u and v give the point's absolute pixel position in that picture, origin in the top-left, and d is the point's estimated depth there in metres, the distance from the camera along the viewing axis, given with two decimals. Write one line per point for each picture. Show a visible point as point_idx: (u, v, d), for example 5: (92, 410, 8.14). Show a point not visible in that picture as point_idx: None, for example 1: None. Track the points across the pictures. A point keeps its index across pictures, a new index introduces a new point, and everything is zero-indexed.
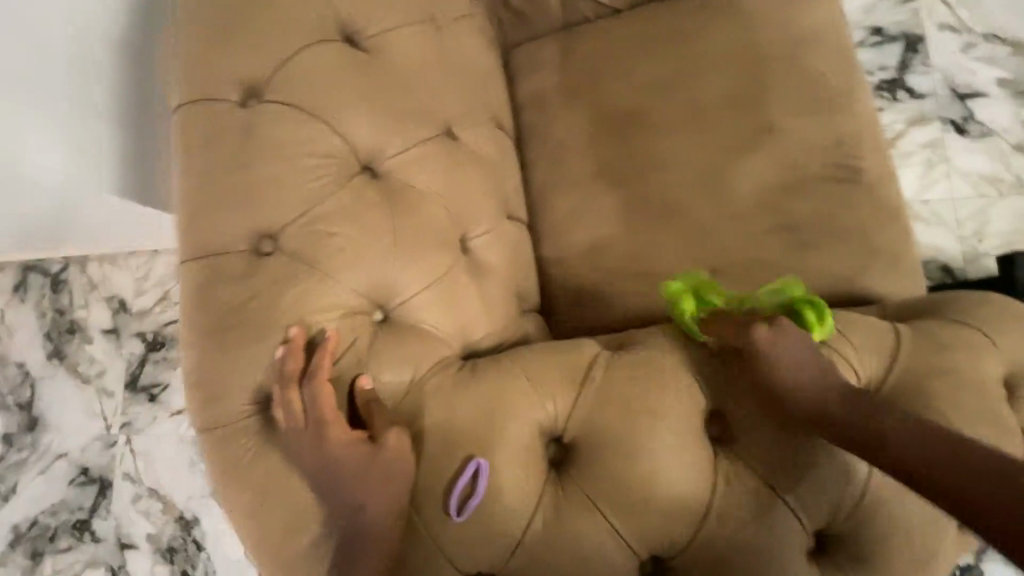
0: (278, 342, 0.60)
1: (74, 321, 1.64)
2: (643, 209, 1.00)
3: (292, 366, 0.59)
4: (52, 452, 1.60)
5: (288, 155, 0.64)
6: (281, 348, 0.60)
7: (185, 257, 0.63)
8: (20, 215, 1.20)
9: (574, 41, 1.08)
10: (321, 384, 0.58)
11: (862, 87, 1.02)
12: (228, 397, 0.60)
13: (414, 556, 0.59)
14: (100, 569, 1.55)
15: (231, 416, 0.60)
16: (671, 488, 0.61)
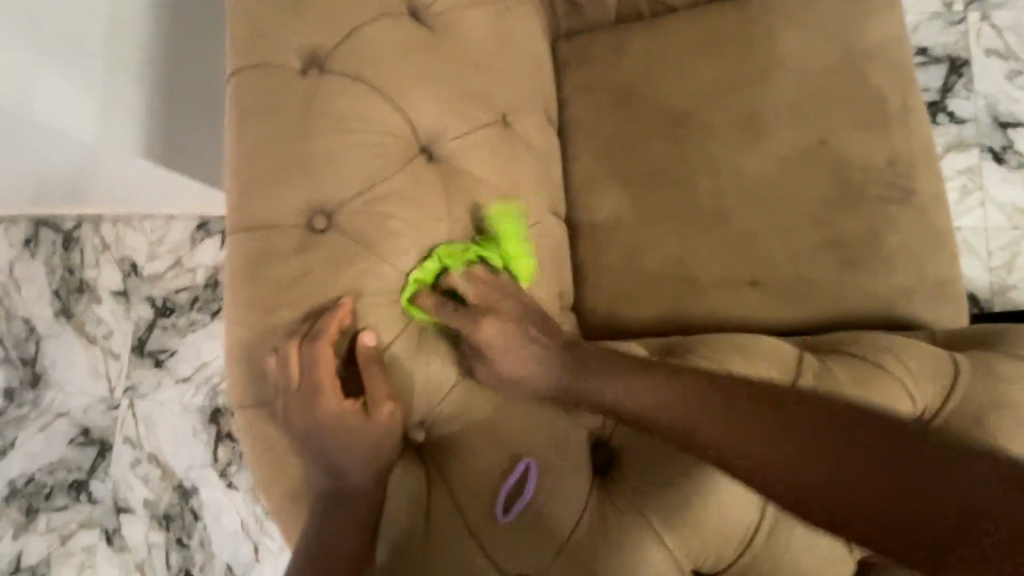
0: (325, 308, 0.58)
1: (84, 281, 1.62)
2: (686, 215, 0.99)
3: (327, 330, 0.56)
4: (54, 409, 1.60)
5: (350, 131, 0.62)
6: (324, 312, 0.57)
7: (235, 228, 0.60)
8: (40, 169, 1.17)
9: (626, 37, 1.06)
10: (323, 346, 0.55)
11: (918, 107, 1.00)
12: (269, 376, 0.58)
13: (450, 559, 0.55)
14: (95, 531, 1.54)
15: (269, 396, 0.58)
16: (723, 505, 0.59)
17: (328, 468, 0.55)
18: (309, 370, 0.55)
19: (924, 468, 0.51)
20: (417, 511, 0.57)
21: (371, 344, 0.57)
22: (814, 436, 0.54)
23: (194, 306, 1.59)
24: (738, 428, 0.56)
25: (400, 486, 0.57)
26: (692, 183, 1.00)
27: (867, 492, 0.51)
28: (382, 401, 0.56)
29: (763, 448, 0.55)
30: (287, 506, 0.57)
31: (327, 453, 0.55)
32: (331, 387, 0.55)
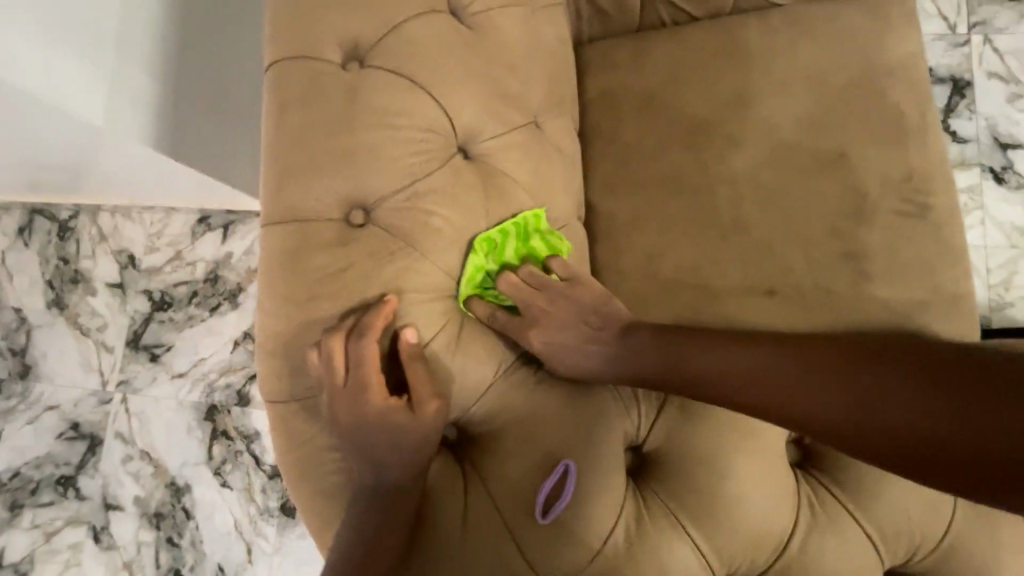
0: (369, 304, 0.58)
1: (80, 272, 1.58)
2: (705, 222, 0.99)
3: (374, 327, 0.56)
4: (44, 402, 1.56)
5: (391, 126, 0.61)
6: (370, 308, 0.57)
7: (272, 219, 0.60)
8: (44, 156, 1.15)
9: (648, 45, 1.07)
10: (369, 342, 0.55)
11: (933, 124, 1.02)
12: (304, 371, 0.58)
13: (487, 559, 0.55)
14: (82, 528, 1.50)
15: (304, 390, 0.58)
16: (758, 512, 0.59)
17: (366, 465, 0.54)
18: (354, 363, 0.55)
19: (987, 392, 0.46)
20: (454, 511, 0.56)
21: (414, 341, 0.57)
22: (837, 379, 0.53)
23: (194, 300, 1.56)
24: (756, 384, 0.56)
25: (437, 483, 0.58)
26: (711, 192, 1.00)
27: (900, 428, 0.49)
28: (426, 397, 0.55)
29: (787, 399, 0.55)
30: (320, 500, 0.57)
31: (366, 448, 0.54)
32: (378, 383, 0.55)
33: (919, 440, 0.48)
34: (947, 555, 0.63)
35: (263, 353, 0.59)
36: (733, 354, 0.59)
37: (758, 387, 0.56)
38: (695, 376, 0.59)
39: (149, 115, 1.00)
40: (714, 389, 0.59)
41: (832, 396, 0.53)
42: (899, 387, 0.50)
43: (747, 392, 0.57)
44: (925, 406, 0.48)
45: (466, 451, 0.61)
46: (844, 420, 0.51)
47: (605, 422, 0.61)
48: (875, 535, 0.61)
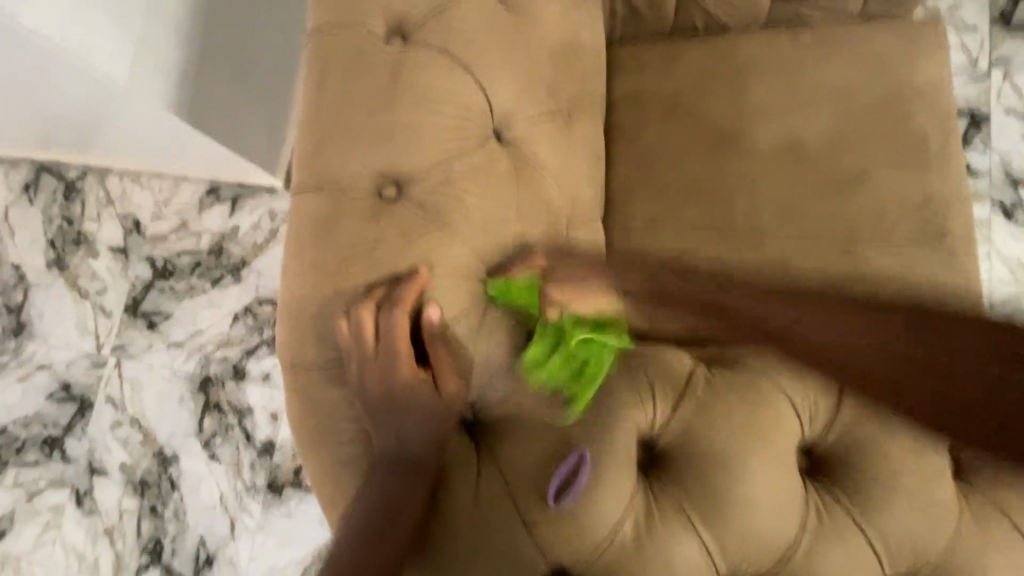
0: (400, 276, 0.58)
1: (83, 233, 1.57)
2: (722, 230, 1.00)
3: (405, 301, 0.57)
4: (36, 361, 1.54)
5: (431, 103, 0.61)
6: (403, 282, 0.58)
7: (303, 185, 0.60)
8: (54, 111, 1.14)
9: (678, 50, 1.07)
10: (400, 313, 0.56)
11: (956, 151, 1.03)
12: (327, 340, 0.58)
13: (493, 537, 0.55)
14: (65, 491, 1.49)
15: (326, 358, 0.59)
16: (767, 517, 0.59)
17: (388, 434, 0.56)
18: (384, 333, 0.56)
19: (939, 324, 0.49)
20: (468, 493, 0.57)
21: (436, 319, 0.57)
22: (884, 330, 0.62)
23: (196, 271, 1.55)
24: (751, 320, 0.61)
25: (451, 461, 0.58)
26: (731, 201, 1.01)
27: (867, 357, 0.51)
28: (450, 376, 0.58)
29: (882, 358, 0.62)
30: (335, 466, 0.58)
31: (391, 417, 0.56)
32: (406, 353, 0.57)
33: None
34: (945, 574, 0.63)
35: (287, 317, 0.59)
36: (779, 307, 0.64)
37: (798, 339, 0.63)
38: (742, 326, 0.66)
39: (155, 81, 1.00)
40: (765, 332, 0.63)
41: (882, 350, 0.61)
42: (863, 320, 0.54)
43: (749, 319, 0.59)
44: None
45: (482, 432, 0.60)
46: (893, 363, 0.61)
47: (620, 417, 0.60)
48: (876, 545, 0.62)
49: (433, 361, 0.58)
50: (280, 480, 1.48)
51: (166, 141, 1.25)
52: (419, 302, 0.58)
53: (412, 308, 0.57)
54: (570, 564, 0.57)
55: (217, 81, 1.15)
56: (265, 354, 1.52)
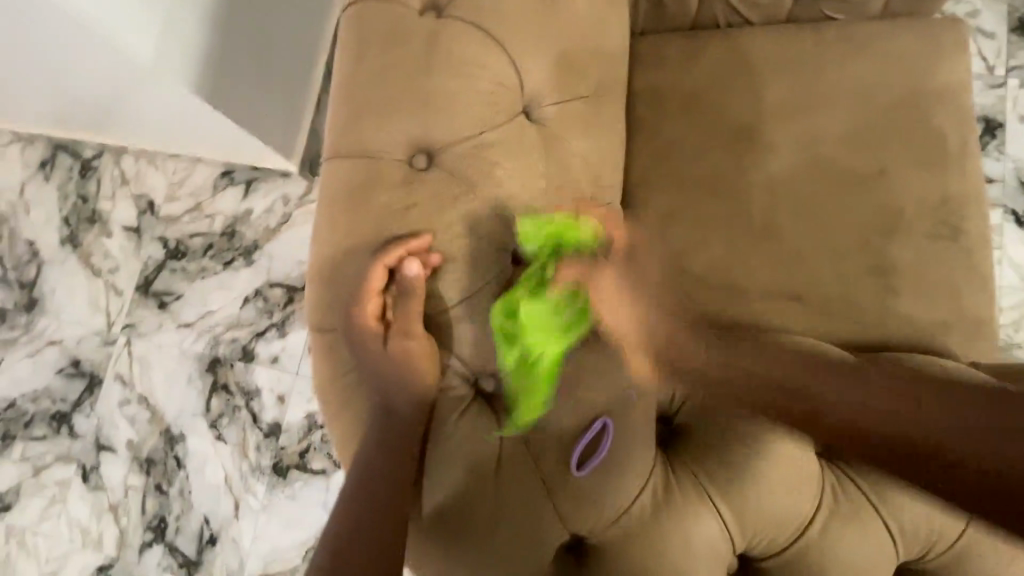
0: (403, 234, 0.59)
1: (98, 212, 1.59)
2: (740, 222, 1.01)
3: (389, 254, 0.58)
4: (46, 337, 1.56)
5: (464, 76, 0.62)
6: (402, 237, 0.59)
7: (337, 154, 0.61)
8: (79, 85, 1.15)
9: (700, 43, 1.08)
10: (378, 261, 0.58)
11: (975, 150, 1.03)
12: (353, 302, 0.59)
13: (516, 502, 0.57)
14: (72, 466, 1.50)
15: (348, 319, 0.60)
16: (784, 495, 0.60)
17: (378, 414, 0.59)
18: (360, 274, 0.59)
19: (938, 400, 0.55)
20: (468, 470, 0.58)
21: (412, 277, 0.58)
22: (921, 399, 0.55)
23: (208, 253, 1.56)
24: (790, 378, 0.60)
25: (472, 427, 0.59)
26: (748, 194, 1.01)
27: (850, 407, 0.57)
28: (415, 339, 0.59)
29: (905, 437, 0.54)
30: (358, 428, 0.60)
31: (383, 392, 0.59)
32: (374, 301, 0.59)
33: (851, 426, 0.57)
34: (958, 558, 0.64)
35: (315, 280, 0.61)
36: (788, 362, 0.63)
37: (814, 376, 0.60)
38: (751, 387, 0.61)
39: (177, 57, 1.02)
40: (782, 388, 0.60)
41: (901, 417, 0.55)
42: (882, 390, 0.57)
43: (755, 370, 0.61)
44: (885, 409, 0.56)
45: (500, 403, 0.61)
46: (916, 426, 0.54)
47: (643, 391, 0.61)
48: (892, 528, 0.62)
49: (396, 317, 0.59)
50: (285, 463, 1.47)
51: (186, 120, 1.27)
52: (405, 259, 0.58)
53: (397, 263, 0.58)
54: (590, 533, 0.58)
55: (237, 59, 1.17)
56: (275, 337, 1.52)
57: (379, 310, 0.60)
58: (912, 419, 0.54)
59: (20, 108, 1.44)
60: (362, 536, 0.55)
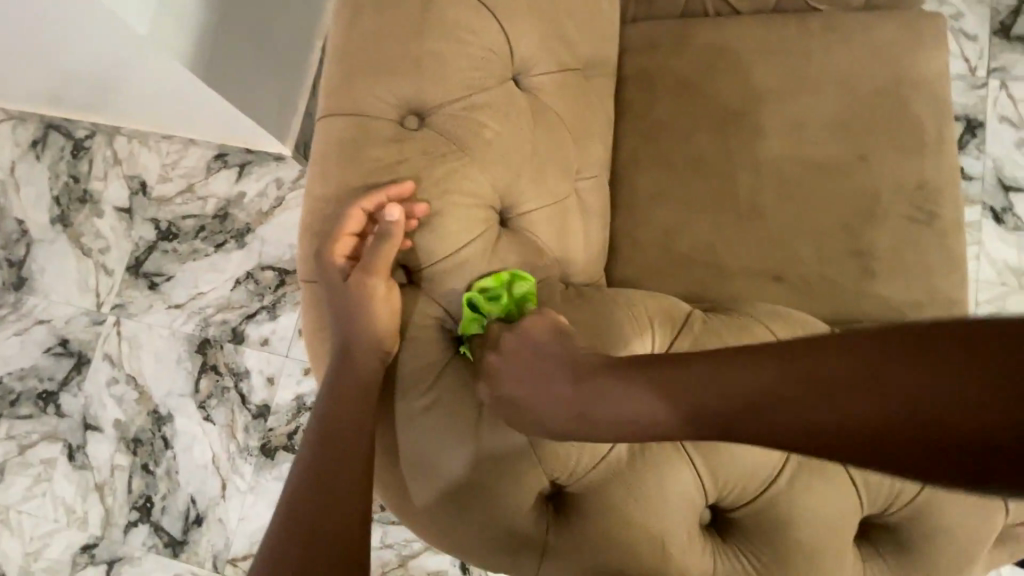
0: (389, 184, 0.61)
1: (89, 192, 1.60)
2: (723, 204, 1.03)
3: (367, 199, 0.60)
4: (34, 316, 1.56)
5: (458, 43, 0.65)
6: (386, 184, 0.61)
7: (331, 113, 0.64)
8: (69, 62, 1.16)
9: (688, 31, 1.10)
10: (359, 203, 0.60)
11: (950, 139, 1.07)
12: (335, 249, 0.61)
13: (497, 448, 0.59)
14: (57, 445, 1.50)
15: (330, 265, 0.61)
16: (756, 451, 0.62)
17: (357, 363, 0.59)
18: (340, 217, 0.61)
19: (921, 366, 0.46)
20: (442, 421, 0.59)
21: (389, 220, 0.58)
22: (898, 367, 0.47)
23: (200, 234, 1.56)
24: (752, 389, 0.52)
25: (453, 379, 0.61)
26: (731, 176, 1.04)
27: (832, 412, 0.48)
28: (373, 279, 0.59)
29: (903, 427, 0.45)
30: (335, 379, 0.60)
31: (345, 338, 0.60)
32: (346, 240, 0.61)
33: (847, 433, 0.47)
34: (920, 510, 0.67)
35: (307, 231, 0.63)
36: (745, 366, 0.54)
37: (782, 380, 0.51)
38: (712, 405, 0.53)
39: (177, 37, 1.04)
40: (750, 403, 0.52)
41: (883, 400, 0.46)
42: (859, 376, 0.48)
43: (712, 383, 0.54)
44: (869, 400, 0.47)
45: None
46: (895, 422, 0.46)
47: (614, 364, 0.58)
48: (859, 484, 0.65)
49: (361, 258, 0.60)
50: (273, 444, 1.47)
51: (175, 99, 1.28)
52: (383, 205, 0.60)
53: (375, 207, 0.60)
54: (566, 479, 0.61)
55: (234, 38, 1.19)
56: (265, 320, 1.52)
57: (350, 249, 0.62)
58: (897, 402, 0.46)
59: (14, 85, 1.45)
60: (325, 480, 0.57)
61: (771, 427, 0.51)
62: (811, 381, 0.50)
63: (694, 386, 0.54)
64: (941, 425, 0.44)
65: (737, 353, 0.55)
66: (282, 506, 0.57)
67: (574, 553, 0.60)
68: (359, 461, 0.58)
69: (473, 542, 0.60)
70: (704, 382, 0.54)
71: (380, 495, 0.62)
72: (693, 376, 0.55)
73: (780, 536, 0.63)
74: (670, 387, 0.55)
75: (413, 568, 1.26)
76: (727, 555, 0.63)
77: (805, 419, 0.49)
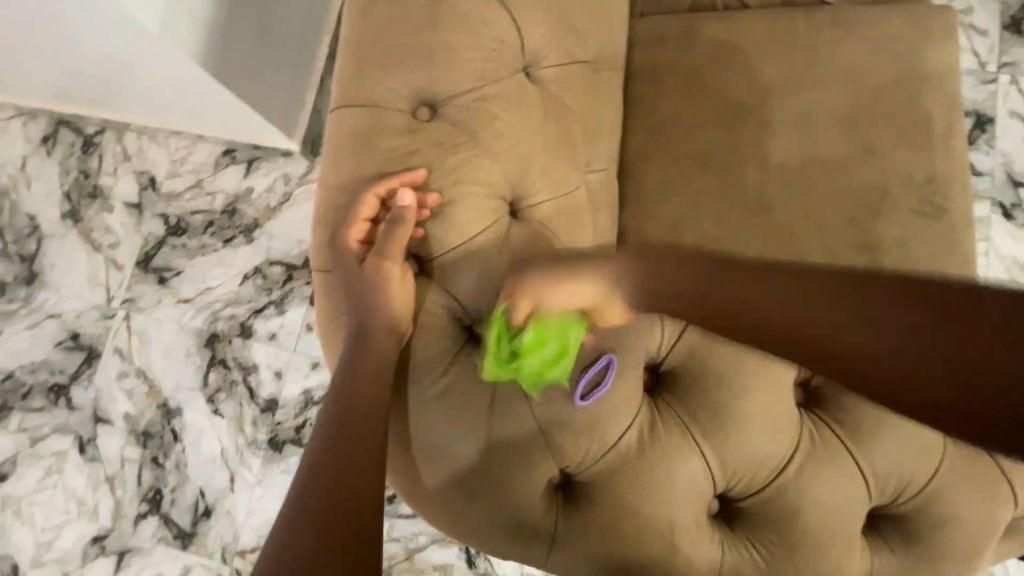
0: (401, 170, 0.62)
1: (99, 187, 1.61)
2: (731, 198, 1.04)
3: (380, 184, 0.61)
4: (45, 310, 1.58)
5: (469, 36, 0.65)
6: (398, 171, 0.62)
7: (344, 103, 0.65)
8: (80, 59, 1.18)
9: (696, 24, 1.10)
10: (372, 189, 0.61)
11: (960, 132, 1.07)
12: (348, 235, 0.62)
13: (507, 436, 0.60)
14: (68, 438, 1.52)
15: (343, 251, 0.62)
16: (765, 440, 0.64)
17: (370, 348, 0.60)
18: (353, 203, 0.62)
19: (951, 331, 0.51)
20: (453, 408, 0.60)
21: (405, 204, 0.60)
22: (930, 328, 0.51)
23: (208, 230, 1.58)
24: (786, 316, 0.56)
25: (464, 367, 0.62)
26: (739, 170, 1.04)
27: (854, 345, 0.54)
28: (388, 264, 0.60)
29: (910, 377, 0.51)
30: (347, 364, 0.60)
31: (359, 323, 0.61)
32: (359, 226, 0.62)
33: (861, 364, 0.53)
34: (929, 500, 0.68)
35: (320, 219, 0.64)
36: (792, 292, 0.57)
37: (819, 310, 0.55)
38: (744, 322, 0.58)
39: (185, 34, 1.05)
40: (776, 325, 0.57)
41: (905, 352, 0.52)
42: (892, 325, 0.53)
43: (755, 306, 0.57)
44: (895, 344, 0.52)
45: None
46: (902, 379, 0.52)
47: (664, 278, 0.61)
48: (868, 473, 0.66)
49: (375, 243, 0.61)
50: (281, 438, 1.48)
51: (183, 95, 1.29)
52: (396, 191, 0.61)
53: (389, 194, 0.61)
54: (576, 468, 0.62)
55: (242, 34, 1.20)
56: (273, 314, 1.53)
57: (363, 236, 0.63)
58: (918, 356, 0.51)
59: (26, 81, 1.46)
60: (340, 462, 0.57)
61: (793, 350, 0.56)
62: (846, 319, 0.54)
63: (734, 305, 0.58)
64: (947, 392, 0.50)
65: (788, 279, 0.58)
66: (294, 492, 0.57)
67: (585, 540, 0.60)
68: (373, 444, 0.58)
69: (483, 528, 0.60)
70: (746, 303, 0.58)
71: (392, 482, 0.63)
72: (735, 299, 0.58)
73: (790, 524, 0.63)
74: (712, 305, 0.59)
75: (419, 561, 1.27)
76: (738, 543, 0.63)
77: (827, 345, 0.55)
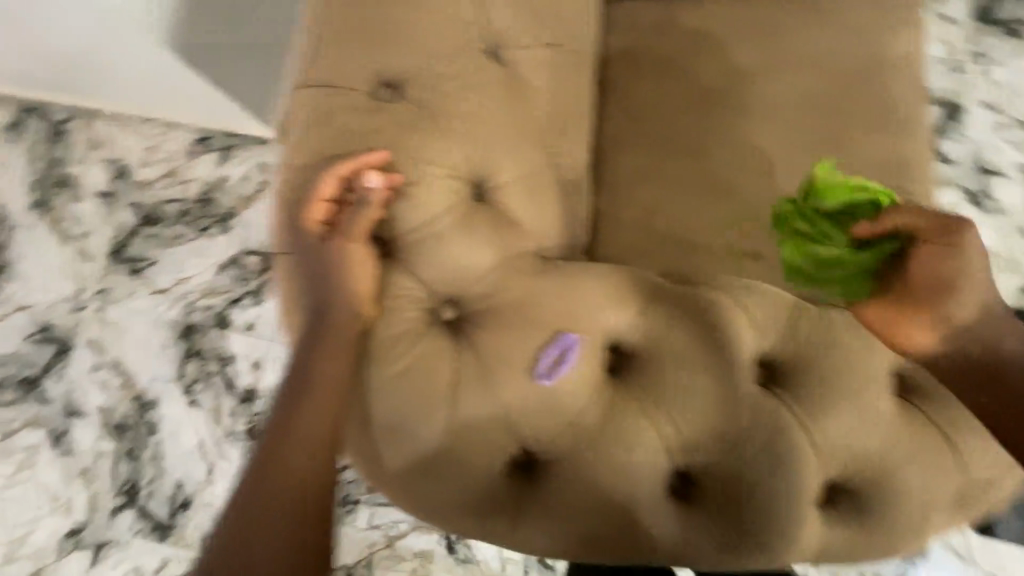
0: (364, 151, 0.62)
1: (68, 175, 1.57)
2: (706, 182, 1.04)
3: (343, 164, 0.60)
4: (16, 302, 1.53)
5: (431, 16, 0.65)
6: (361, 152, 0.62)
7: (310, 84, 0.65)
8: (43, 40, 1.15)
9: (669, 11, 1.11)
10: (335, 168, 0.60)
11: (926, 118, 1.08)
12: (309, 214, 0.61)
13: (471, 418, 0.60)
14: (40, 432, 1.48)
15: (305, 231, 0.61)
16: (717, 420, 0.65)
17: (332, 330, 0.59)
18: (316, 182, 0.61)
19: None
20: (413, 390, 0.60)
21: (371, 185, 0.60)
22: None
23: (183, 219, 1.55)
24: None
25: (426, 350, 0.61)
26: (714, 155, 1.05)
27: None
28: (351, 244, 0.60)
29: None
30: (309, 345, 0.59)
31: (321, 304, 0.60)
32: (320, 206, 0.61)
33: None
34: (882, 471, 0.69)
35: (284, 199, 0.63)
36: None
37: None
38: None
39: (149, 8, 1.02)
40: None
41: None
42: None
43: None
44: None
45: (459, 326, 0.64)
46: None
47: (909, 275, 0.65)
48: (818, 449, 0.67)
49: (338, 222, 0.60)
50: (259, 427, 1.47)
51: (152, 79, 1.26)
52: (360, 171, 0.61)
53: (352, 173, 0.61)
54: (538, 447, 0.62)
55: None
56: (249, 305, 1.52)
57: (324, 216, 0.61)
58: None
59: None
60: (301, 442, 0.57)
61: None
62: None
63: None
64: None
65: None
66: (252, 472, 0.57)
67: (548, 515, 0.61)
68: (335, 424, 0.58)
69: (451, 508, 0.61)
70: None
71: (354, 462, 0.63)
72: None
73: (746, 499, 0.65)
74: None
75: (399, 548, 1.28)
76: (694, 517, 0.65)
77: None
